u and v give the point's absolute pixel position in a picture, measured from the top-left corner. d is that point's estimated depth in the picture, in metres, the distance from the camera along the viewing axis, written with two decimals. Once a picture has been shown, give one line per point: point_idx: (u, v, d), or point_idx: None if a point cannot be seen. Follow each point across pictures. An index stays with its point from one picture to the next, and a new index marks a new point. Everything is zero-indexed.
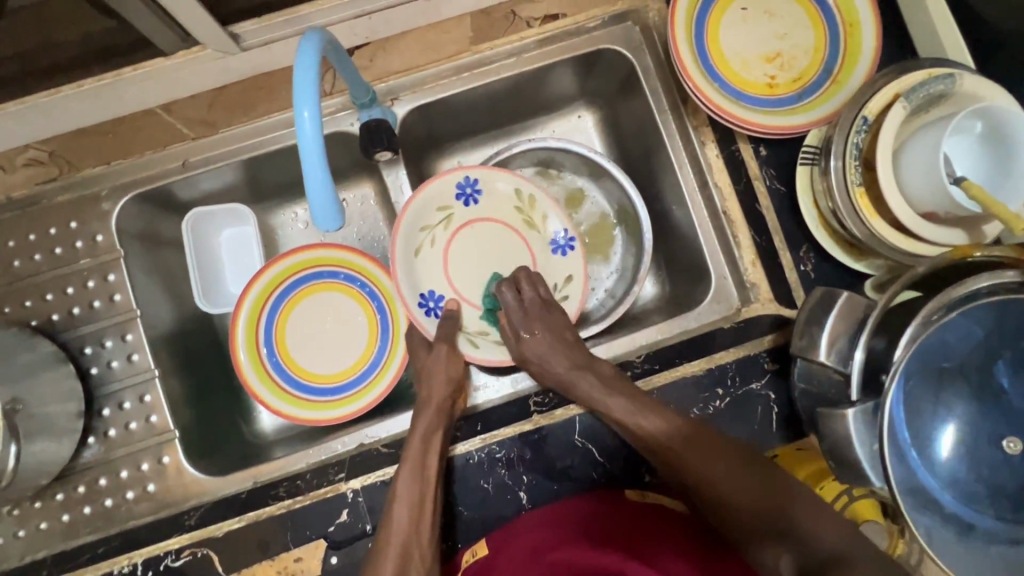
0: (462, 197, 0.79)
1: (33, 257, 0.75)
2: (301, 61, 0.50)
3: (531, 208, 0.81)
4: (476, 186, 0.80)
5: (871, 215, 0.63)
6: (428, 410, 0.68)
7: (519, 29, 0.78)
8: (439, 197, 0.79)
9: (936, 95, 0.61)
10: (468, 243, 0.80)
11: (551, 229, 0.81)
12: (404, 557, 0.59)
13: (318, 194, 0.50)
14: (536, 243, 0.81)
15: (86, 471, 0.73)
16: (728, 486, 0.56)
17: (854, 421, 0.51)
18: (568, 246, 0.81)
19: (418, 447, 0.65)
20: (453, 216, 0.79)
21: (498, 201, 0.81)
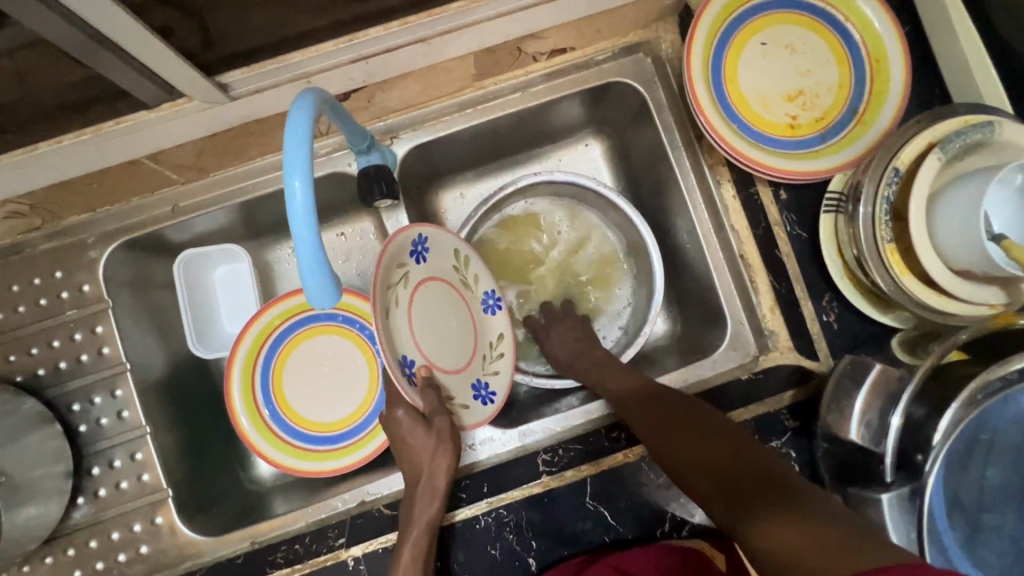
0: (414, 252, 0.58)
1: (17, 308, 0.71)
2: (292, 127, 0.46)
3: (467, 266, 0.65)
4: (425, 242, 0.59)
5: (902, 272, 0.59)
6: (427, 497, 0.61)
7: (524, 64, 0.73)
8: (394, 251, 0.55)
9: (974, 143, 0.57)
10: (426, 309, 0.58)
11: (482, 287, 0.67)
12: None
13: (311, 270, 0.46)
14: (473, 305, 0.65)
15: (75, 533, 0.70)
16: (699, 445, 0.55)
17: (889, 508, 0.48)
18: (496, 305, 0.69)
19: (418, 538, 0.61)
20: (409, 274, 0.57)
21: (443, 259, 0.62)
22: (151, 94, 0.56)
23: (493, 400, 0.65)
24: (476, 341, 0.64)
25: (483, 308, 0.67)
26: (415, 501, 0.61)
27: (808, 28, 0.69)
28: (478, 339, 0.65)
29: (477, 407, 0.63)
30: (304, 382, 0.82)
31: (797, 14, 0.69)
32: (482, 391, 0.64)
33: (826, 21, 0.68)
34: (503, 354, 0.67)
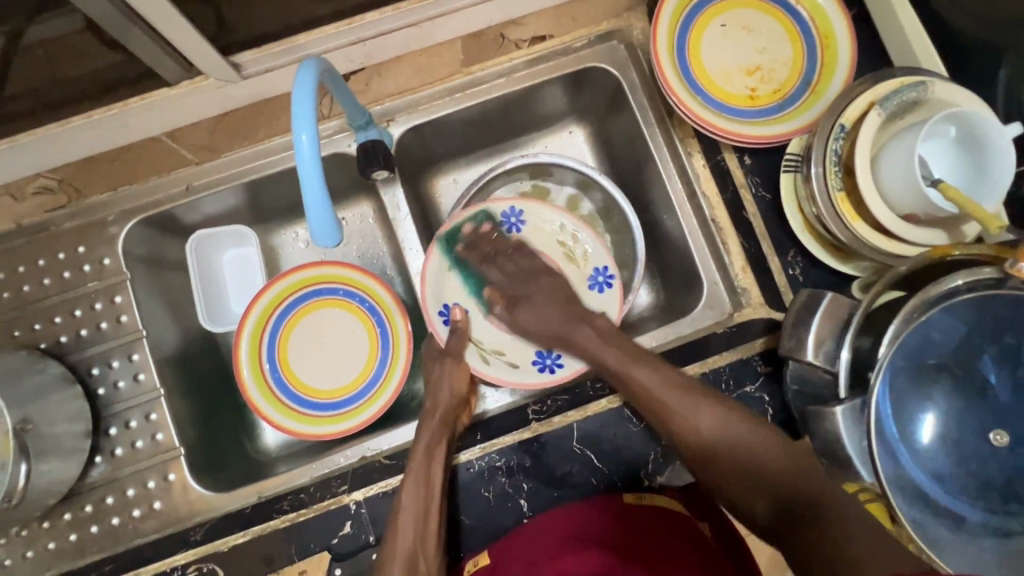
0: (508, 223, 0.81)
1: (42, 281, 0.77)
2: (298, 89, 0.52)
3: (574, 245, 0.82)
4: (522, 216, 0.82)
5: (852, 218, 0.66)
6: (430, 424, 0.69)
7: (508, 51, 0.80)
8: (484, 222, 0.82)
9: (910, 101, 0.63)
10: (504, 268, 0.81)
11: (591, 266, 0.81)
12: (413, 560, 0.62)
13: (316, 210, 0.52)
14: (573, 278, 0.81)
15: (93, 490, 0.74)
16: (713, 434, 0.62)
17: (843, 419, 0.53)
18: (605, 282, 0.80)
19: (421, 459, 0.67)
20: (494, 240, 0.82)
21: (541, 232, 0.82)
22: (173, 72, 0.64)
23: (553, 370, 0.76)
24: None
25: (590, 283, 0.81)
26: (422, 429, 0.69)
27: (762, 12, 0.76)
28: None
29: (529, 368, 0.77)
30: (304, 343, 0.86)
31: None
32: (545, 359, 0.77)
33: (779, 5, 0.76)
34: None
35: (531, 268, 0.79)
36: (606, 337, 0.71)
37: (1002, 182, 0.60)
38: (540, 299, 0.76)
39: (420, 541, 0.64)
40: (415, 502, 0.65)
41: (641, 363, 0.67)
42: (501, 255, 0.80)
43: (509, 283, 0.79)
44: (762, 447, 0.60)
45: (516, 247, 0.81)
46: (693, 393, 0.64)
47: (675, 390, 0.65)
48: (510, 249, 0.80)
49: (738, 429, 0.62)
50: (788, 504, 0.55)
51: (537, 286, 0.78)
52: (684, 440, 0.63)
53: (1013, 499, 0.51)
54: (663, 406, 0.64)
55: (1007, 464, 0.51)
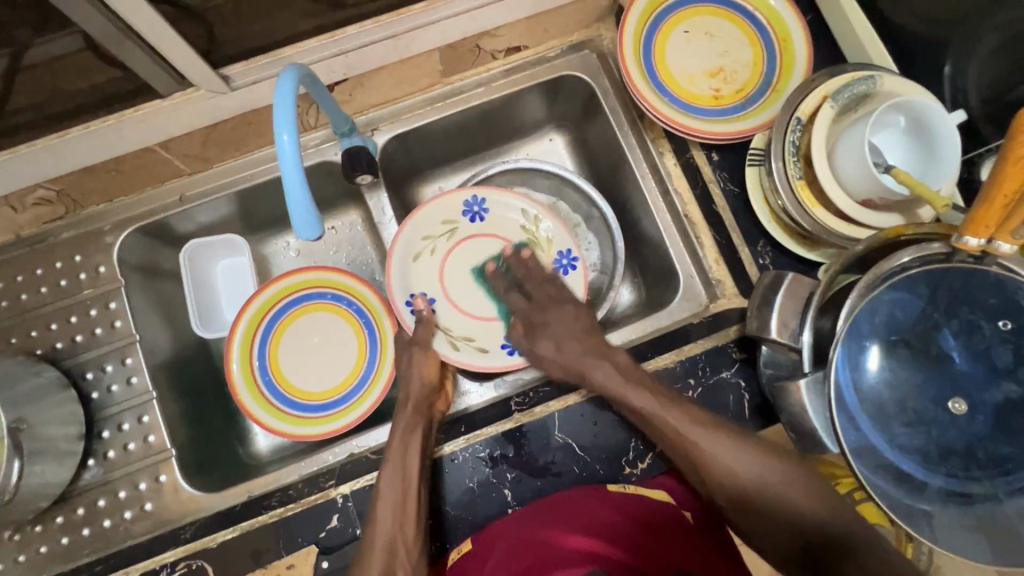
0: (471, 212, 0.86)
1: (39, 290, 0.80)
2: (279, 93, 0.55)
3: (538, 230, 0.86)
4: (484, 206, 0.86)
5: (813, 206, 0.69)
6: (405, 414, 0.72)
7: (485, 61, 0.85)
8: (446, 212, 0.85)
9: (861, 94, 0.68)
10: (466, 255, 0.86)
11: (554, 249, 0.85)
12: (391, 550, 0.63)
13: (297, 205, 0.55)
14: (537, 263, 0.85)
15: (86, 493, 0.75)
16: (741, 471, 0.61)
17: (807, 391, 0.57)
18: (570, 264, 0.84)
19: (397, 447, 0.69)
20: (457, 230, 0.86)
21: (503, 220, 0.86)
22: (167, 84, 0.69)
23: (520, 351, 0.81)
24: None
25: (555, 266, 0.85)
26: (397, 416, 0.72)
27: (723, 18, 0.81)
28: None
29: (497, 352, 0.81)
30: (308, 358, 0.87)
31: (713, 7, 0.81)
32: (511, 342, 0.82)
33: (738, 11, 0.80)
34: None
35: (557, 296, 0.79)
36: (629, 375, 0.69)
37: (952, 165, 0.62)
38: (561, 329, 0.75)
39: (399, 527, 0.65)
40: (393, 490, 0.67)
41: (674, 407, 0.65)
42: (530, 283, 0.81)
43: (535, 309, 0.79)
44: (791, 484, 0.59)
45: (546, 277, 0.81)
46: (714, 428, 0.63)
47: (702, 433, 0.63)
48: (540, 278, 0.81)
49: (765, 464, 0.60)
50: (815, 543, 0.56)
51: (558, 316, 0.77)
52: (714, 481, 0.62)
53: (973, 464, 0.53)
54: (690, 446, 0.63)
55: (966, 430, 0.54)
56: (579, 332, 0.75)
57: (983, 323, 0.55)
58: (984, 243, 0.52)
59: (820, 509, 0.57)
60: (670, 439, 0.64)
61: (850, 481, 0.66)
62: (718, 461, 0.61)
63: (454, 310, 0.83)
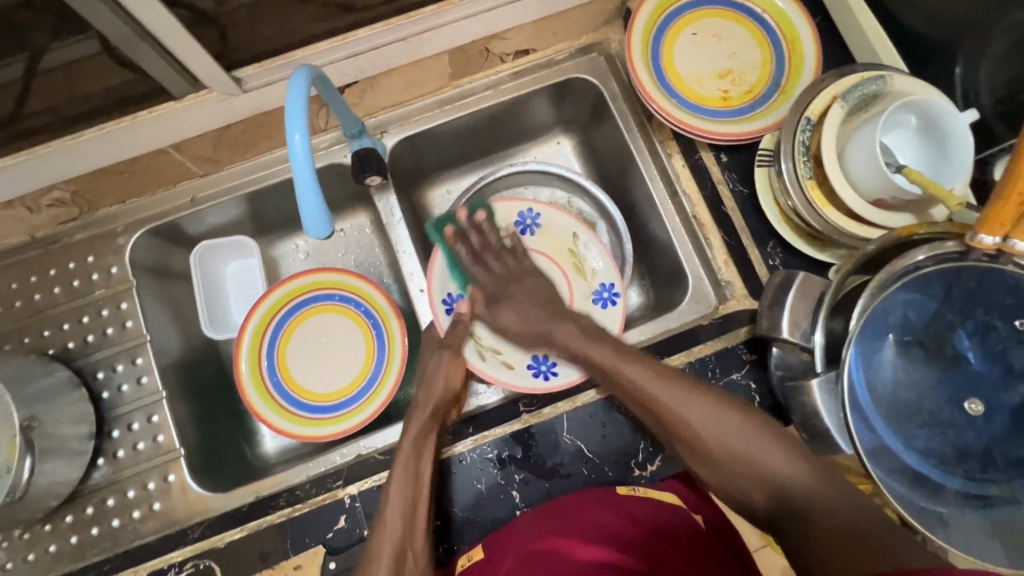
0: (523, 224, 0.85)
1: (53, 290, 0.81)
2: (292, 94, 0.56)
3: (584, 254, 0.84)
4: (538, 220, 0.86)
5: (824, 206, 0.68)
6: (419, 417, 0.71)
7: (493, 64, 0.85)
8: (500, 218, 0.85)
9: (871, 94, 0.67)
10: None
11: (598, 280, 0.83)
12: (401, 555, 0.63)
13: (308, 205, 0.56)
14: (580, 288, 0.83)
15: (95, 492, 0.76)
16: (702, 425, 0.61)
17: (821, 393, 0.56)
18: (610, 298, 0.82)
19: (410, 451, 0.69)
20: (505, 238, 0.85)
21: (554, 239, 0.85)
22: (180, 87, 0.70)
23: (550, 376, 0.76)
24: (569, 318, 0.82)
25: (595, 297, 0.82)
26: (413, 419, 0.71)
27: (731, 20, 0.81)
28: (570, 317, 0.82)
29: (523, 369, 0.77)
30: (301, 342, 0.87)
31: (721, 9, 0.81)
32: (540, 365, 0.77)
33: (746, 14, 0.80)
34: None
35: (518, 268, 0.80)
36: (589, 332, 0.72)
37: (965, 164, 0.62)
38: (525, 299, 0.77)
39: (407, 533, 0.65)
40: (403, 495, 0.66)
41: (643, 364, 0.66)
42: (489, 253, 0.81)
43: (497, 281, 0.79)
44: (760, 443, 0.59)
45: (510, 247, 0.81)
46: (684, 386, 0.64)
47: (672, 394, 0.63)
48: (501, 248, 0.81)
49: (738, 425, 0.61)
50: (787, 503, 0.55)
51: (521, 286, 0.78)
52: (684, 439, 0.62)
53: (991, 466, 0.52)
54: (655, 401, 0.64)
55: (984, 432, 0.53)
56: (543, 299, 0.77)
57: (998, 324, 0.54)
58: (999, 241, 0.51)
59: (789, 468, 0.57)
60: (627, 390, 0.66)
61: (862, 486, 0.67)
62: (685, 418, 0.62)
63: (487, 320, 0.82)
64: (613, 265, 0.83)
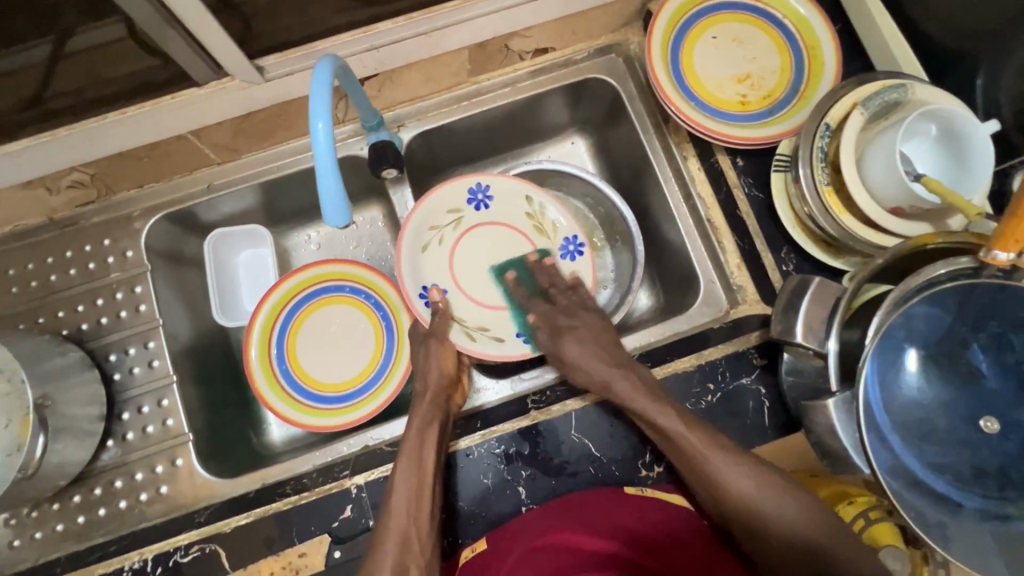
0: (475, 200, 0.85)
1: (68, 272, 0.82)
2: (316, 83, 0.56)
3: (544, 218, 0.86)
4: (489, 194, 0.86)
5: (840, 212, 0.68)
6: (422, 408, 0.71)
7: (512, 62, 0.86)
8: (452, 200, 0.85)
9: (892, 102, 0.67)
10: (474, 243, 0.85)
11: (561, 236, 0.86)
12: (405, 544, 0.62)
13: (327, 193, 0.56)
14: (544, 250, 0.86)
15: (104, 473, 0.76)
16: (747, 494, 0.59)
17: (837, 412, 0.55)
18: (575, 252, 0.85)
19: (414, 439, 0.68)
20: (463, 219, 0.85)
21: (508, 206, 0.86)
22: (203, 73, 0.70)
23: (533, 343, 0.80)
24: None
25: (561, 254, 0.86)
26: (414, 406, 0.72)
27: (752, 25, 0.81)
28: None
29: (515, 340, 0.81)
30: (316, 350, 0.87)
31: (742, 14, 0.81)
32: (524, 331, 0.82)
33: (766, 19, 0.81)
34: None
35: (579, 300, 0.80)
36: (654, 393, 0.67)
37: (983, 177, 0.63)
38: (586, 333, 0.74)
39: (412, 520, 0.64)
40: (408, 483, 0.66)
41: (702, 431, 0.63)
42: (557, 288, 0.82)
43: (559, 314, 0.78)
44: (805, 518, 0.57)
45: (572, 285, 0.82)
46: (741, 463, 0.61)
47: (715, 453, 0.62)
48: (565, 284, 0.82)
49: (787, 499, 0.59)
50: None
51: (584, 320, 0.76)
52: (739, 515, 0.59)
53: (1008, 485, 0.52)
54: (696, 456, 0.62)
55: (1000, 450, 0.52)
56: (606, 340, 0.74)
57: (1012, 337, 0.54)
58: (1014, 257, 0.51)
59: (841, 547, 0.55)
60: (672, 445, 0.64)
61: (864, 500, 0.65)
62: (728, 483, 0.60)
63: (466, 301, 0.83)
64: (571, 219, 0.85)
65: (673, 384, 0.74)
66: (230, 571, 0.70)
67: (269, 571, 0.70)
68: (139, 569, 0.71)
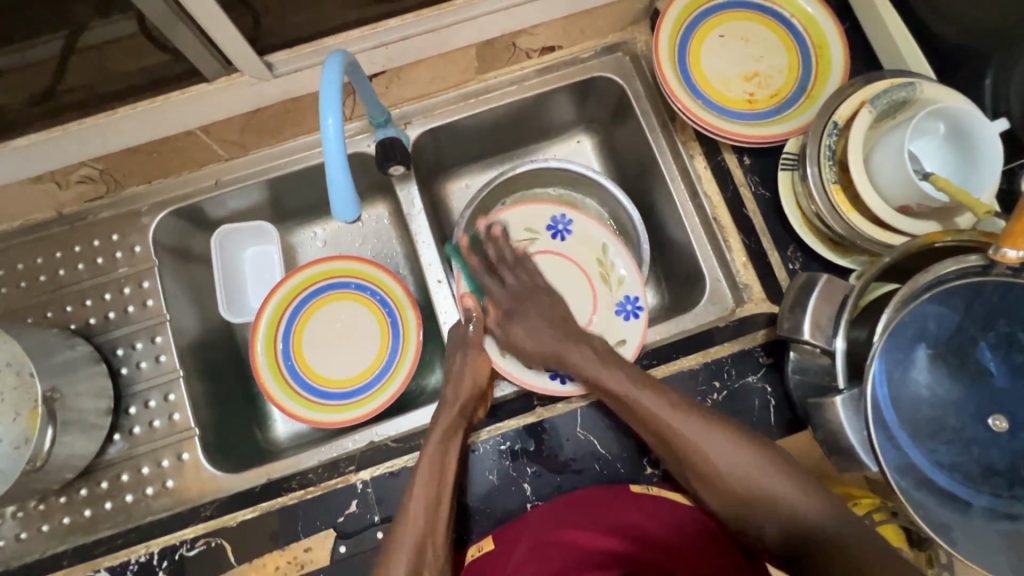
0: (555, 229, 0.84)
1: (77, 266, 0.82)
2: (327, 80, 0.57)
3: (612, 266, 0.82)
4: (570, 226, 0.84)
5: (848, 210, 0.68)
6: (449, 413, 0.70)
7: (519, 60, 0.86)
8: (531, 220, 0.85)
9: (900, 101, 0.67)
10: (537, 269, 0.83)
11: (622, 291, 0.80)
12: (420, 552, 0.62)
13: (337, 187, 0.56)
14: (604, 299, 0.80)
15: (110, 466, 0.77)
16: (727, 462, 0.59)
17: (844, 409, 0.55)
18: (632, 311, 0.78)
19: (435, 450, 0.68)
20: (537, 241, 0.84)
21: (582, 244, 0.83)
22: (212, 69, 0.71)
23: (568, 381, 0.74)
24: (590, 325, 0.79)
25: (617, 309, 0.79)
26: (439, 414, 0.70)
27: (759, 24, 0.81)
28: (591, 326, 0.79)
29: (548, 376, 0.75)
30: (322, 344, 0.87)
31: (749, 12, 0.81)
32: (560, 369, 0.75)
33: (774, 17, 0.81)
34: None
35: (532, 284, 0.78)
36: (606, 358, 0.70)
37: (991, 174, 0.62)
38: (534, 312, 0.75)
39: (429, 529, 0.64)
40: (427, 488, 0.66)
41: (653, 391, 0.65)
42: (503, 267, 0.79)
43: (507, 296, 0.77)
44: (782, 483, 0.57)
45: (520, 259, 0.80)
46: (722, 431, 0.61)
47: (691, 426, 0.62)
48: (513, 260, 0.80)
49: (755, 460, 0.59)
50: (804, 543, 0.54)
51: (531, 302, 0.76)
52: (690, 464, 0.61)
53: (1017, 483, 0.52)
54: (670, 430, 0.62)
55: (1009, 449, 0.52)
56: (555, 318, 0.75)
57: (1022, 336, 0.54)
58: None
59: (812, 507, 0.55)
60: (646, 422, 0.64)
61: (869, 503, 0.68)
62: (705, 451, 0.60)
63: None
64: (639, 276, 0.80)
65: (679, 381, 0.74)
66: (235, 565, 0.71)
67: (275, 566, 0.70)
68: (145, 563, 0.72)
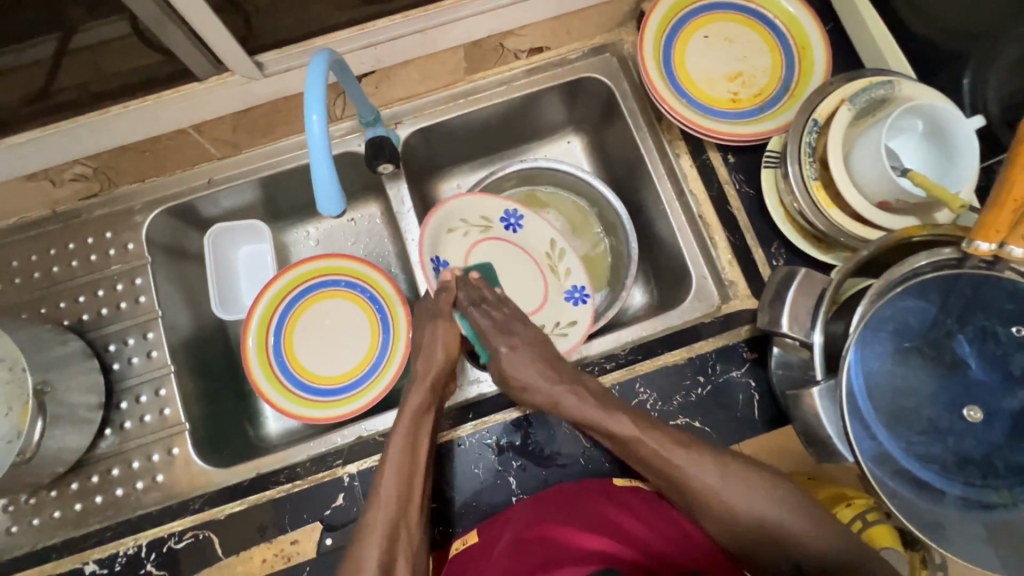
0: (508, 221, 0.86)
1: (70, 263, 0.83)
2: (311, 76, 0.58)
3: (560, 258, 0.85)
4: (522, 221, 0.86)
5: (828, 207, 0.69)
6: (421, 391, 0.70)
7: (507, 61, 0.87)
8: (487, 208, 0.85)
9: (878, 98, 0.68)
10: (491, 255, 0.85)
11: (570, 281, 0.84)
12: (393, 531, 0.62)
13: (321, 180, 0.57)
14: (553, 288, 0.84)
15: (101, 461, 0.77)
16: (743, 505, 0.59)
17: (821, 400, 0.56)
18: (580, 299, 0.83)
19: (407, 426, 0.67)
20: (491, 229, 0.85)
21: (536, 240, 0.86)
22: (203, 68, 0.72)
23: None
24: (541, 309, 0.83)
25: (566, 296, 0.84)
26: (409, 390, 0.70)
27: (743, 26, 0.82)
28: (543, 309, 0.83)
29: None
30: (312, 342, 0.88)
31: (733, 14, 0.82)
32: None
33: (757, 18, 0.82)
34: (562, 335, 0.81)
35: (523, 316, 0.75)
36: (605, 400, 0.67)
37: (970, 168, 0.63)
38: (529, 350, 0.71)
39: (401, 508, 0.64)
40: (400, 466, 0.65)
41: (662, 434, 0.63)
42: (489, 303, 0.75)
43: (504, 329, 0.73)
44: (797, 518, 0.58)
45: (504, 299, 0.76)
46: (733, 472, 0.61)
47: (701, 466, 0.61)
48: (496, 297, 0.76)
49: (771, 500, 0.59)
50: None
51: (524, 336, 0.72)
52: (696, 505, 0.61)
53: (991, 473, 0.52)
54: (682, 474, 0.61)
55: (984, 439, 0.53)
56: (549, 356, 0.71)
57: (998, 329, 0.54)
58: (996, 248, 0.51)
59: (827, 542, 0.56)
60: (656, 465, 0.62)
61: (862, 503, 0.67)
62: (720, 498, 0.59)
63: None
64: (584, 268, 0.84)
65: (663, 376, 0.75)
66: (222, 558, 0.71)
67: (262, 558, 0.71)
68: (133, 555, 0.72)
